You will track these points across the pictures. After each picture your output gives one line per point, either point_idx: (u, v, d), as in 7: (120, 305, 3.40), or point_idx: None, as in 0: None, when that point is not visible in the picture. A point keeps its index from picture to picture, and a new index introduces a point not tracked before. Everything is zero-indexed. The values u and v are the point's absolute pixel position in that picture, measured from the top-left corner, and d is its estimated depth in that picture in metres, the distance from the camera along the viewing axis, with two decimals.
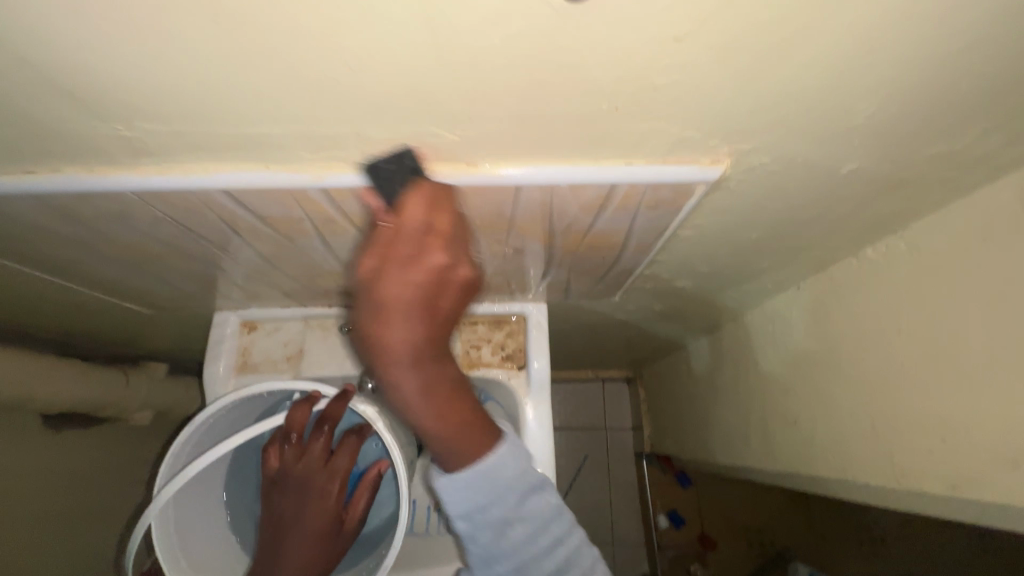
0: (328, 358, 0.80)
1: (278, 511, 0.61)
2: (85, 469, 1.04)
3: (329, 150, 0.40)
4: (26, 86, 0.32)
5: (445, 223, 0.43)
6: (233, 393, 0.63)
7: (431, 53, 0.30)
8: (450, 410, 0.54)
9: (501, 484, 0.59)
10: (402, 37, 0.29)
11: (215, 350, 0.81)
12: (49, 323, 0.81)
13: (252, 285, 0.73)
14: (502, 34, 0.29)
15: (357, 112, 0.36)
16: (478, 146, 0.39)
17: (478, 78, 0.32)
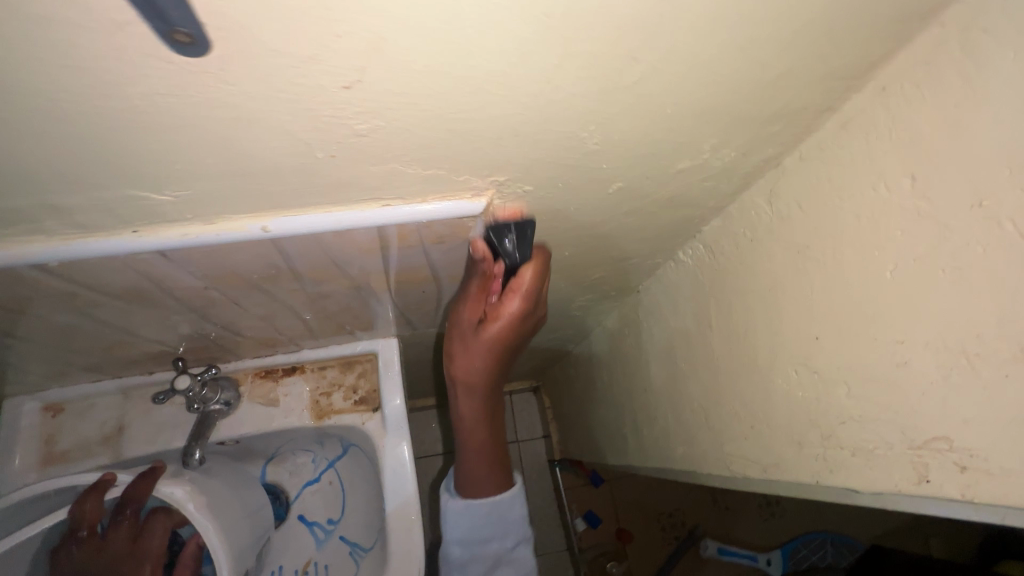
0: (153, 431, 0.72)
1: None
2: None
3: (18, 223, 0.34)
4: None
5: (543, 285, 0.54)
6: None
7: (68, 112, 0.26)
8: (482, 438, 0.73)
9: (506, 522, 0.76)
10: (12, 99, 0.25)
11: (9, 444, 0.69)
12: None
13: (37, 364, 0.63)
14: (138, 93, 0.25)
15: (28, 183, 0.31)
16: (203, 205, 0.36)
17: (147, 133, 0.28)
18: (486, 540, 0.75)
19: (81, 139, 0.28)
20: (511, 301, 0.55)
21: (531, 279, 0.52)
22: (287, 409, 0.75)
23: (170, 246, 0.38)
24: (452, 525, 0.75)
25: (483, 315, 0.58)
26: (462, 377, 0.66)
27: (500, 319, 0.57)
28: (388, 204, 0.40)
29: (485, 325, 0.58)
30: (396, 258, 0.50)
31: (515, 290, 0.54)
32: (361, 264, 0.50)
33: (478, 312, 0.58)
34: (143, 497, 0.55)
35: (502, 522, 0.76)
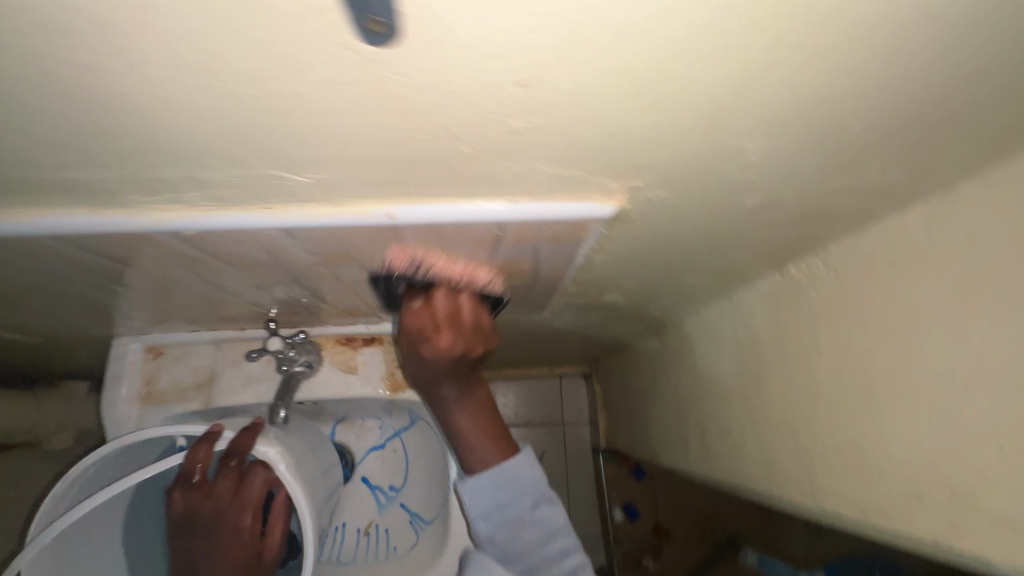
0: (241, 385, 0.75)
1: (183, 561, 0.55)
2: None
3: (164, 193, 0.34)
4: None
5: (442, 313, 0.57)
6: (114, 441, 0.57)
7: (239, 97, 0.25)
8: (484, 418, 0.68)
9: (521, 484, 0.68)
10: (190, 82, 0.24)
11: (116, 379, 0.74)
12: None
13: (147, 311, 0.67)
14: (310, 81, 0.24)
15: (182, 158, 0.31)
16: (339, 188, 0.35)
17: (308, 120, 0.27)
18: (504, 504, 0.68)
19: (243, 122, 0.27)
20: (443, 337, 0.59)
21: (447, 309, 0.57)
22: (365, 377, 0.77)
23: (297, 225, 0.38)
24: (473, 501, 0.69)
25: (421, 329, 0.59)
26: (439, 346, 0.59)
27: (448, 333, 0.58)
28: (515, 200, 0.38)
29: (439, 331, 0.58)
30: (504, 250, 0.48)
31: (457, 312, 0.58)
32: (467, 252, 0.48)
33: (440, 327, 0.58)
34: (247, 449, 0.58)
35: (515, 484, 0.68)
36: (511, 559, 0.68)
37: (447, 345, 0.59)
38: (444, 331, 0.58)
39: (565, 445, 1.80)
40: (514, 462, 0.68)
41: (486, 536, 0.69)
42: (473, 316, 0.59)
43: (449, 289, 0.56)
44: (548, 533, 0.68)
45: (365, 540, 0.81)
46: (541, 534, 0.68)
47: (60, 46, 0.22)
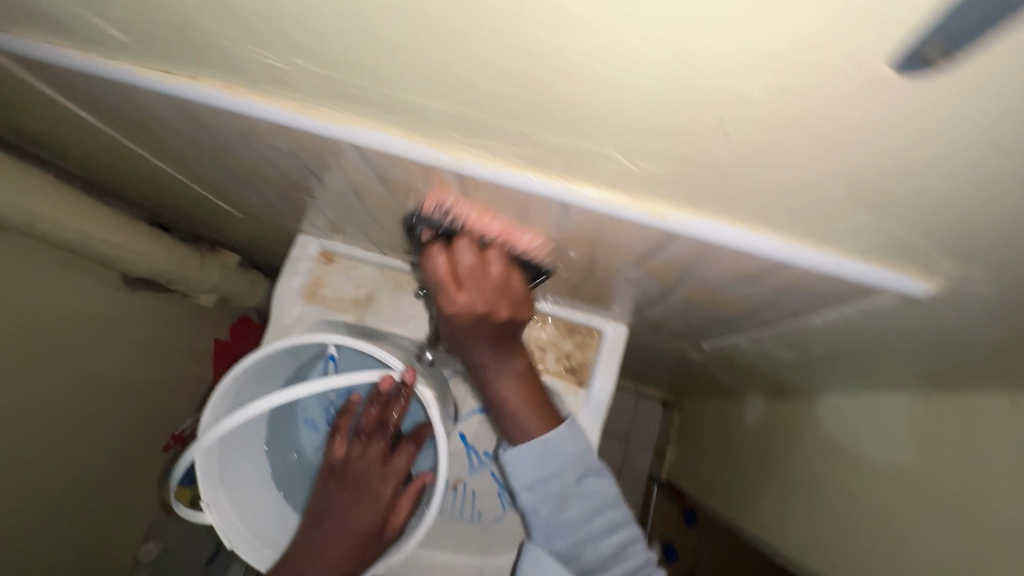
0: (390, 314, 0.78)
1: (328, 501, 0.63)
2: (122, 328, 1.10)
3: (483, 140, 0.34)
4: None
5: (485, 267, 0.51)
6: (295, 338, 0.60)
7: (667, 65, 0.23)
8: (533, 393, 0.65)
9: (561, 456, 0.64)
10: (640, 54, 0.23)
11: (291, 271, 0.80)
12: (140, 185, 0.84)
13: (341, 221, 0.70)
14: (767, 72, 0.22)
15: (537, 118, 0.30)
16: (652, 186, 0.33)
17: (705, 107, 0.25)
18: (545, 477, 0.64)
19: (638, 100, 0.26)
20: (480, 291, 0.52)
21: (465, 261, 0.50)
22: None
23: (582, 205, 0.36)
24: (516, 472, 0.64)
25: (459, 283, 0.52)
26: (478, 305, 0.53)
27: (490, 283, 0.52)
28: (821, 246, 0.34)
29: (462, 283, 0.52)
30: (744, 285, 0.44)
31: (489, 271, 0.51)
32: (702, 277, 0.45)
33: (475, 272, 0.51)
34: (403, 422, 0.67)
35: (556, 456, 0.64)
36: (556, 535, 0.65)
37: (468, 302, 0.53)
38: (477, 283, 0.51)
39: (622, 463, 1.75)
40: (556, 435, 0.64)
41: (529, 510, 0.66)
42: (502, 272, 0.52)
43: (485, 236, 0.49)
44: (593, 508, 0.64)
45: (451, 494, 0.80)
46: (587, 507, 0.64)
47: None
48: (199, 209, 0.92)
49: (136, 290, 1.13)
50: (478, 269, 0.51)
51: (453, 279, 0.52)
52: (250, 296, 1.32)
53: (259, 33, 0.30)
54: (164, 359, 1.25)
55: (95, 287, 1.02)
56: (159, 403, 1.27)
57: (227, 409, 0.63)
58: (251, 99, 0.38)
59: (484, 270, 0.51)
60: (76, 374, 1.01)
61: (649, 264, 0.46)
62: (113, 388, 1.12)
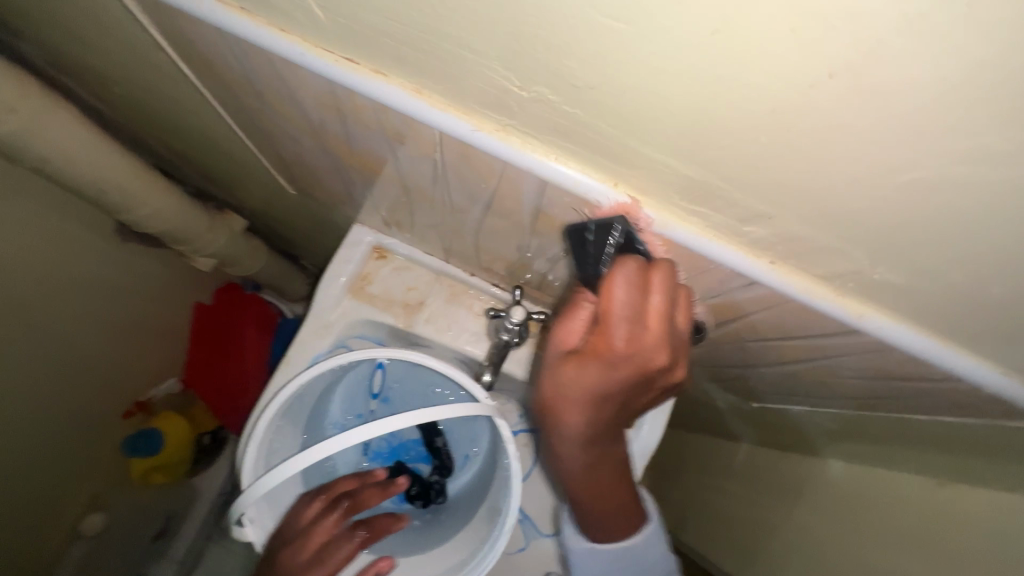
0: (444, 324, 0.73)
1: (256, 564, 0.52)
2: (108, 281, 0.99)
3: (707, 209, 0.32)
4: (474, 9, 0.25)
5: (655, 319, 0.38)
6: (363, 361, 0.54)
7: (1009, 197, 0.23)
8: (592, 482, 0.56)
9: (595, 505, 0.59)
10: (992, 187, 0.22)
11: (340, 263, 0.73)
12: (180, 134, 0.75)
13: (418, 224, 0.65)
14: None
15: (800, 207, 0.28)
16: (872, 289, 0.32)
17: (1015, 241, 0.24)
18: (577, 522, 0.61)
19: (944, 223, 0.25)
20: (604, 368, 0.40)
21: (621, 294, 0.38)
22: None
23: (781, 290, 0.35)
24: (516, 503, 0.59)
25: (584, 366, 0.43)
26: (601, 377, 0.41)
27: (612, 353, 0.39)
28: (1005, 372, 0.35)
29: (582, 359, 0.41)
30: (872, 380, 0.45)
31: (607, 315, 0.39)
32: (833, 363, 0.45)
33: (611, 330, 0.39)
34: (365, 501, 0.62)
35: (591, 508, 0.60)
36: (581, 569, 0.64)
37: (588, 378, 0.41)
38: (640, 334, 0.38)
39: None
40: (639, 543, 0.61)
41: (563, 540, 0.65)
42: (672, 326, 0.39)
43: (643, 283, 0.37)
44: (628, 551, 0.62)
45: None
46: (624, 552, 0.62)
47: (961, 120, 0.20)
48: (235, 170, 0.84)
49: (131, 242, 1.02)
50: (645, 328, 0.38)
51: (601, 342, 0.40)
52: (251, 264, 1.22)
53: (518, 55, 0.27)
54: (145, 318, 1.14)
55: (89, 234, 0.91)
56: (132, 366, 1.15)
57: (273, 420, 0.58)
58: (440, 107, 0.34)
59: (614, 349, 0.39)
60: (50, 326, 0.90)
61: (785, 342, 0.45)
62: (85, 344, 1.00)
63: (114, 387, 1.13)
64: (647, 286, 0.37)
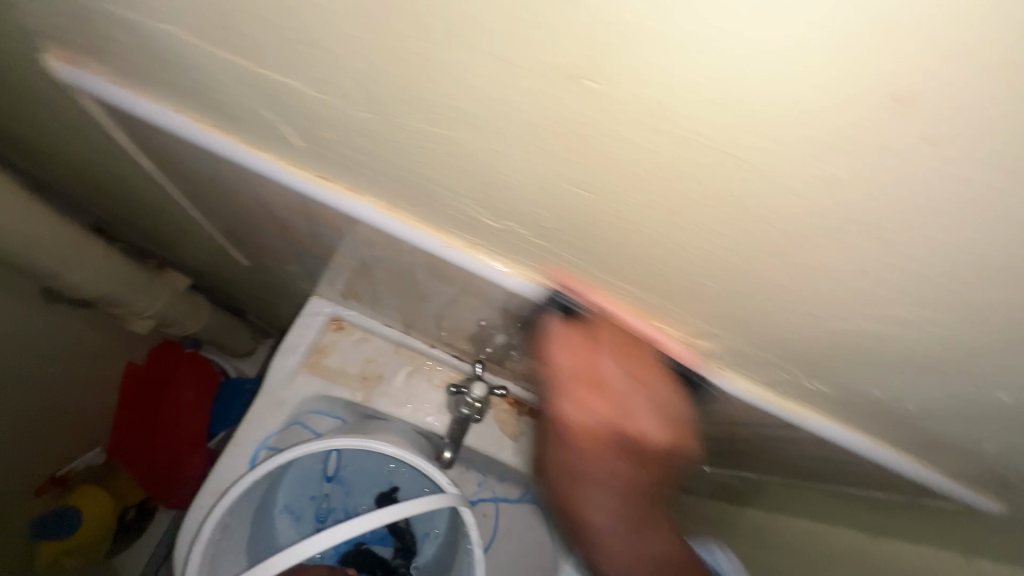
0: (405, 397, 0.72)
1: None
2: (28, 349, 0.91)
3: (661, 324, 0.35)
4: (443, 166, 0.27)
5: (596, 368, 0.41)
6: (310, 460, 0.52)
7: (923, 352, 0.26)
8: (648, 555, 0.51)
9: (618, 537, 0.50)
10: (898, 342, 0.26)
11: (296, 335, 0.72)
12: (121, 203, 0.72)
13: (375, 299, 0.66)
14: (1002, 379, 0.26)
15: (741, 333, 0.31)
16: (804, 392, 0.36)
17: (920, 373, 0.28)
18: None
19: (864, 356, 0.28)
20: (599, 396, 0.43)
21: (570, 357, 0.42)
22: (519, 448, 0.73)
23: (726, 390, 0.38)
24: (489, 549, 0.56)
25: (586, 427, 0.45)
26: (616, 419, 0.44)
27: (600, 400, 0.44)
28: (920, 460, 0.39)
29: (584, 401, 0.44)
30: (807, 458, 0.48)
31: (602, 378, 0.41)
32: (774, 443, 0.48)
33: (572, 391, 0.45)
34: None
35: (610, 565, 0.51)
36: None
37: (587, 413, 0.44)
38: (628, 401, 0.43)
39: None
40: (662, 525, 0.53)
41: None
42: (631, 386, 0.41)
43: (589, 338, 0.39)
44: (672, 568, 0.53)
45: None
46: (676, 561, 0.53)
47: (872, 297, 0.23)
48: (180, 235, 0.81)
49: (59, 305, 0.94)
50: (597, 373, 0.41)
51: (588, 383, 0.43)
52: (193, 324, 1.16)
53: (491, 202, 0.28)
54: (68, 386, 1.04)
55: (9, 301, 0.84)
56: (47, 440, 1.04)
57: (215, 525, 0.55)
58: (413, 224, 0.35)
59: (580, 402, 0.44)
60: None
61: (733, 425, 0.48)
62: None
63: (23, 466, 1.00)
64: (596, 342, 0.39)
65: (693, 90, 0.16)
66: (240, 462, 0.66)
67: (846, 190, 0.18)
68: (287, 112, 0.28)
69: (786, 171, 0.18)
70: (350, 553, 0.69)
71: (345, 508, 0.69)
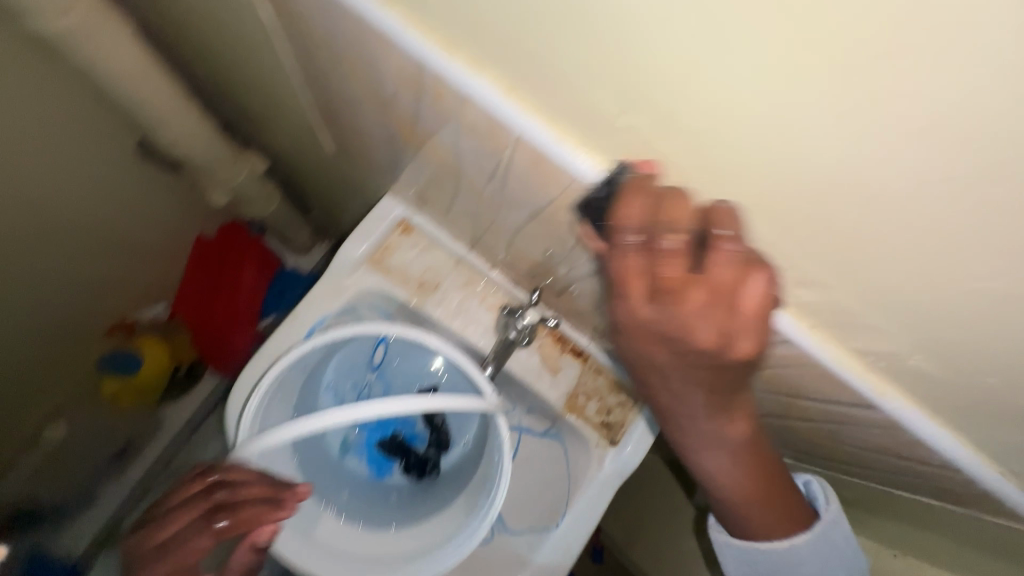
0: (457, 311, 0.73)
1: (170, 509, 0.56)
2: (121, 193, 0.97)
3: (760, 258, 0.33)
4: (597, 26, 0.26)
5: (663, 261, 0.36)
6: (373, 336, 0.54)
7: None
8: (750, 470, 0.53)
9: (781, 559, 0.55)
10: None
11: (365, 228, 0.73)
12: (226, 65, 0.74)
13: (449, 207, 0.66)
14: None
15: (849, 276, 0.30)
16: (891, 362, 0.34)
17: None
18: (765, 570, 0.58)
19: (980, 314, 0.27)
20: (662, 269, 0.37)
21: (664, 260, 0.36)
22: (555, 383, 0.74)
23: (803, 346, 0.37)
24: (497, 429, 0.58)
25: (672, 287, 0.37)
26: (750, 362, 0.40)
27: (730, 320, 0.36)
28: (991, 461, 0.37)
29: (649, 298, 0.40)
30: (861, 444, 0.47)
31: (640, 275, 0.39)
32: (831, 422, 0.47)
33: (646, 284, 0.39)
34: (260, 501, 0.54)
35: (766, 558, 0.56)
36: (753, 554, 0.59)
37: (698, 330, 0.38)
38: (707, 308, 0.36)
39: None
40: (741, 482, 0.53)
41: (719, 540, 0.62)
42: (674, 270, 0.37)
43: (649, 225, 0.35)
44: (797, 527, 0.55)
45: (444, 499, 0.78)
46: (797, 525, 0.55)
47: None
48: (273, 112, 0.83)
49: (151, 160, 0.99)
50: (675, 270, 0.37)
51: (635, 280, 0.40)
52: (266, 209, 1.20)
53: (610, 78, 0.28)
54: (150, 239, 1.12)
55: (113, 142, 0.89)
56: (125, 283, 1.13)
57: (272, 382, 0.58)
58: (523, 108, 0.35)
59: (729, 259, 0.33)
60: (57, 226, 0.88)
61: (794, 396, 0.46)
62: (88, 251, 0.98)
63: (102, 300, 1.10)
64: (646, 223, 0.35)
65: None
66: (295, 334, 0.69)
67: (991, 64, 0.18)
68: None
69: (928, 38, 0.19)
70: (381, 442, 0.73)
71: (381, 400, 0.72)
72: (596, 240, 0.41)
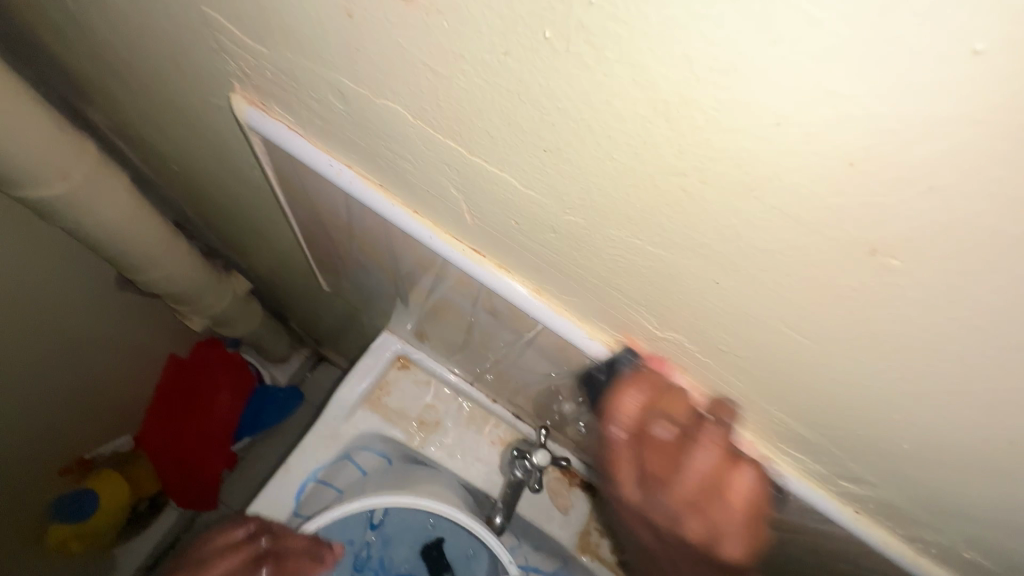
0: (459, 451, 0.69)
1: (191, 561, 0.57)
2: (93, 329, 0.93)
3: (802, 453, 0.32)
4: (624, 276, 0.26)
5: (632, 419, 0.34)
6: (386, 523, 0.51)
7: None
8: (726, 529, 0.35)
9: None
10: None
11: (361, 368, 0.70)
12: (217, 208, 0.74)
13: (450, 347, 0.65)
14: None
15: (898, 483, 0.29)
16: (946, 555, 0.32)
17: None
18: None
19: None
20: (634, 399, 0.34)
21: (631, 408, 0.34)
22: (565, 521, 0.70)
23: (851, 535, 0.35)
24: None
25: (660, 479, 0.35)
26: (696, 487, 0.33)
27: (707, 513, 0.34)
28: None
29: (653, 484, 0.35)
30: None
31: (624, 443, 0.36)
32: None
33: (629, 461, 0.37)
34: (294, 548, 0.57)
35: None
36: None
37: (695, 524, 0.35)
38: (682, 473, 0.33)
39: None
40: None
41: None
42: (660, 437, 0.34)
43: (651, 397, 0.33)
44: None
45: None
46: None
47: None
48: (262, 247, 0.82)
49: (126, 293, 0.96)
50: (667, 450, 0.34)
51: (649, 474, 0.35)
52: (247, 328, 1.15)
53: (641, 308, 0.28)
54: (121, 368, 1.06)
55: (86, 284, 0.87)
56: (88, 420, 1.04)
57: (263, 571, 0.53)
58: (556, 309, 0.34)
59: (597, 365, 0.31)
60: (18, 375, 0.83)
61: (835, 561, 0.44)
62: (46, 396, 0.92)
63: (59, 442, 1.00)
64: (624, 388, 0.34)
65: (971, 263, 0.16)
66: (285, 492, 0.64)
67: None
68: (475, 194, 0.27)
69: (989, 342, 0.18)
70: None
71: (380, 557, 0.66)
72: (629, 491, 0.38)
